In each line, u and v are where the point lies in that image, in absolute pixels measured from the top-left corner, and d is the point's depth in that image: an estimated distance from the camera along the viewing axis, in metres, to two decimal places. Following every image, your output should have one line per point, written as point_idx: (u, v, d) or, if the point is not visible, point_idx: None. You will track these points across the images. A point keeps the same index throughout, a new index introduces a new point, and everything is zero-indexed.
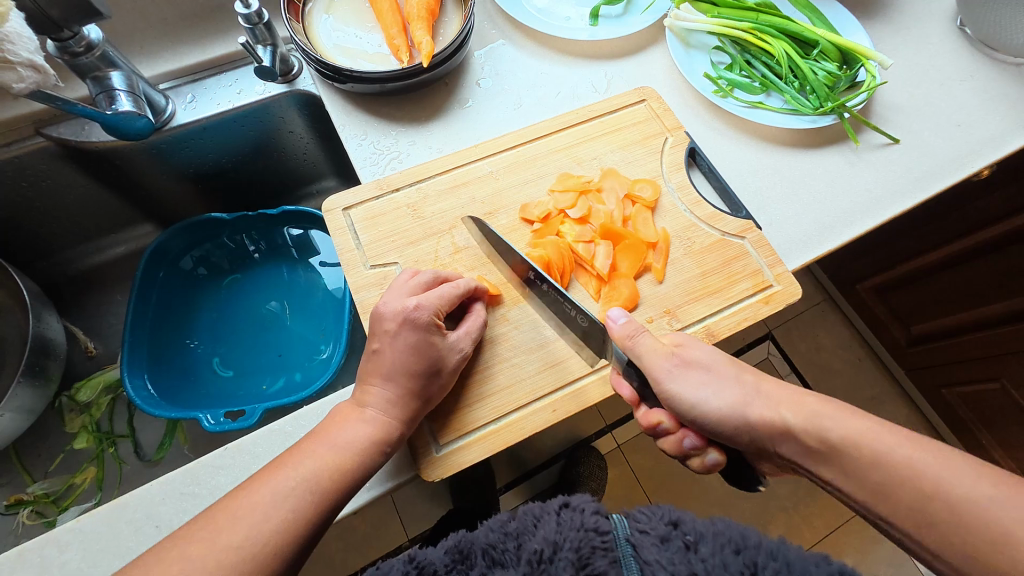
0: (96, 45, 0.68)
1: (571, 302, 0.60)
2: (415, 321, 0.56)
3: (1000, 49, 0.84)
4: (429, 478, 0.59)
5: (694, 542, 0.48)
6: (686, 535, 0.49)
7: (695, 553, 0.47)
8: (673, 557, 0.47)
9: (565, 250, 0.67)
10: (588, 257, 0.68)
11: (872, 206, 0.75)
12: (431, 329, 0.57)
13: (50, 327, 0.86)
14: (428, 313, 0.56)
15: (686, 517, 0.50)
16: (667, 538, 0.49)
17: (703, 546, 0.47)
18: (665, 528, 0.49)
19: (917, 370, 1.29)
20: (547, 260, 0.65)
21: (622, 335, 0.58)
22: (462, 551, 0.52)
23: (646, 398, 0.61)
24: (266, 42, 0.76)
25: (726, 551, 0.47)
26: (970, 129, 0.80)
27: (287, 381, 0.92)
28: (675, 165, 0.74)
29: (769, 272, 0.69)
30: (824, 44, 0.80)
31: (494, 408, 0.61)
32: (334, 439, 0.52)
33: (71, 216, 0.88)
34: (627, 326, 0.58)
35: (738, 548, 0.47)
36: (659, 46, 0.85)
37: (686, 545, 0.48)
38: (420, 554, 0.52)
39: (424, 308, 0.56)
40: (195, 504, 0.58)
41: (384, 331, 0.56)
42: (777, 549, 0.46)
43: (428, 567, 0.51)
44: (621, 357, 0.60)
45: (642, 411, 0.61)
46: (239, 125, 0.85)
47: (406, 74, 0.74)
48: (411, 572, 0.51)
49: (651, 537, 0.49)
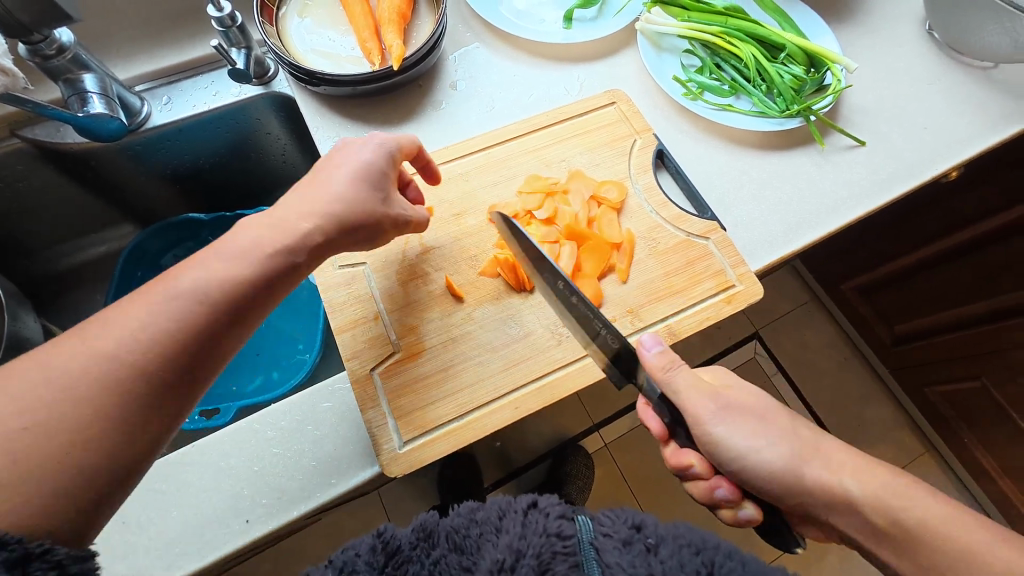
0: (68, 48, 0.69)
1: (602, 320, 0.57)
2: (387, 150, 0.59)
3: (966, 53, 0.86)
4: (392, 473, 0.60)
5: (655, 545, 0.50)
6: (647, 539, 0.51)
7: (655, 556, 0.50)
8: (633, 561, 0.50)
9: None
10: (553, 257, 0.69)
11: (838, 209, 0.76)
12: (393, 163, 0.60)
13: (27, 326, 0.87)
14: (396, 145, 0.60)
15: (648, 521, 0.52)
16: (629, 542, 0.51)
17: (662, 549, 0.50)
18: (627, 532, 0.51)
19: (899, 370, 1.30)
20: (513, 262, 0.67)
21: (657, 366, 0.58)
22: (427, 530, 0.54)
23: (677, 437, 0.61)
24: (240, 45, 0.77)
25: (685, 552, 0.50)
26: (936, 132, 0.81)
27: (265, 380, 0.94)
28: (643, 166, 0.75)
29: (733, 272, 0.70)
30: (791, 48, 0.81)
31: (457, 405, 0.62)
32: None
33: (49, 217, 0.89)
34: (662, 358, 0.59)
35: (697, 549, 0.50)
36: (631, 50, 0.87)
37: (646, 549, 0.51)
38: (389, 529, 0.53)
39: (392, 142, 0.60)
40: (163, 502, 0.59)
41: (349, 154, 0.58)
42: (733, 551, 0.49)
43: (394, 542, 0.52)
44: (653, 390, 0.59)
45: (669, 448, 0.62)
46: (215, 126, 0.86)
47: (378, 76, 0.75)
48: (378, 547, 0.51)
49: (613, 541, 0.51)
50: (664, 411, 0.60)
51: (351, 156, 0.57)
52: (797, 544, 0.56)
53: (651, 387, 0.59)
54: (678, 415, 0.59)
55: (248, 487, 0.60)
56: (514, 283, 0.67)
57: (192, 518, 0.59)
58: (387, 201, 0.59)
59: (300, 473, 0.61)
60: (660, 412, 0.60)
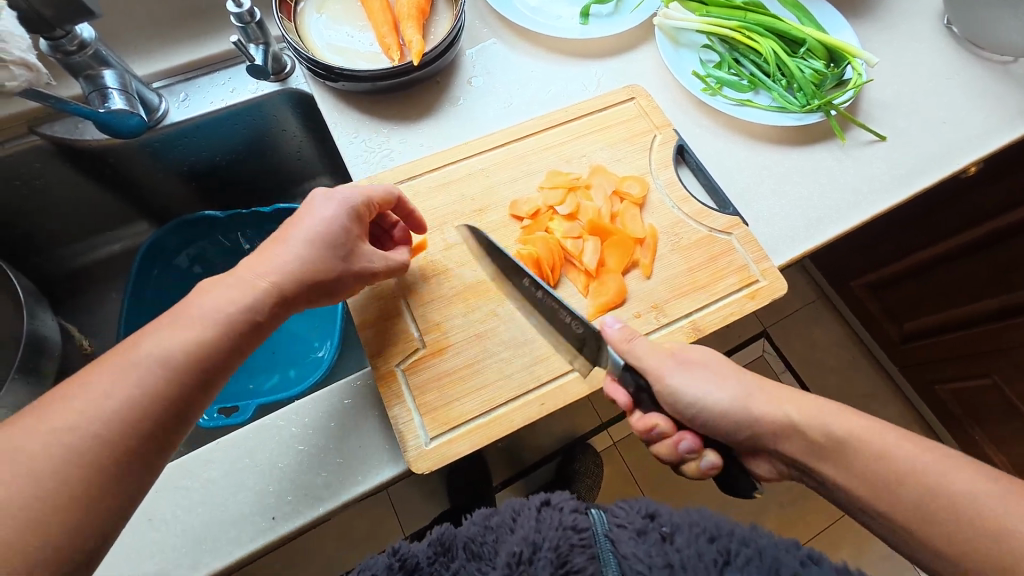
0: (89, 44, 0.69)
1: (564, 307, 0.59)
2: (351, 204, 0.58)
3: (986, 48, 0.85)
4: (418, 471, 0.60)
5: (670, 533, 0.51)
6: (661, 527, 0.51)
7: (671, 544, 0.50)
8: (649, 551, 0.50)
9: (553, 246, 0.68)
10: (577, 252, 0.69)
11: (858, 204, 0.75)
12: (361, 220, 0.59)
13: (44, 324, 0.86)
14: (365, 201, 0.59)
15: (662, 510, 0.53)
16: (644, 531, 0.52)
17: (678, 537, 0.50)
18: (642, 522, 0.52)
19: (911, 368, 1.30)
20: (538, 258, 0.67)
21: (620, 338, 0.60)
22: (445, 543, 0.55)
23: (642, 402, 0.61)
24: (258, 41, 0.77)
25: (700, 540, 0.50)
26: (956, 127, 0.81)
27: (281, 378, 0.93)
28: (664, 162, 0.75)
29: (756, 268, 0.70)
30: (811, 42, 0.81)
31: (483, 401, 0.62)
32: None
33: (66, 214, 0.88)
34: (625, 330, 0.61)
35: (712, 536, 0.50)
36: (648, 45, 0.86)
37: (662, 537, 0.51)
38: (404, 547, 0.54)
39: (361, 196, 0.59)
40: (189, 498, 0.59)
41: (314, 211, 0.57)
42: (748, 536, 0.49)
43: (411, 559, 0.54)
44: (618, 362, 0.60)
45: (634, 415, 0.62)
46: (231, 123, 0.86)
47: (397, 72, 0.75)
48: (394, 565, 0.53)
49: (629, 531, 0.52)
50: (628, 379, 0.60)
51: (313, 214, 0.57)
52: (753, 488, 0.58)
53: (615, 359, 0.60)
54: (643, 379, 0.59)
55: (273, 483, 0.60)
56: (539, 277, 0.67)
57: (218, 515, 0.58)
58: (348, 257, 0.58)
59: (326, 470, 0.61)
60: (624, 380, 0.60)
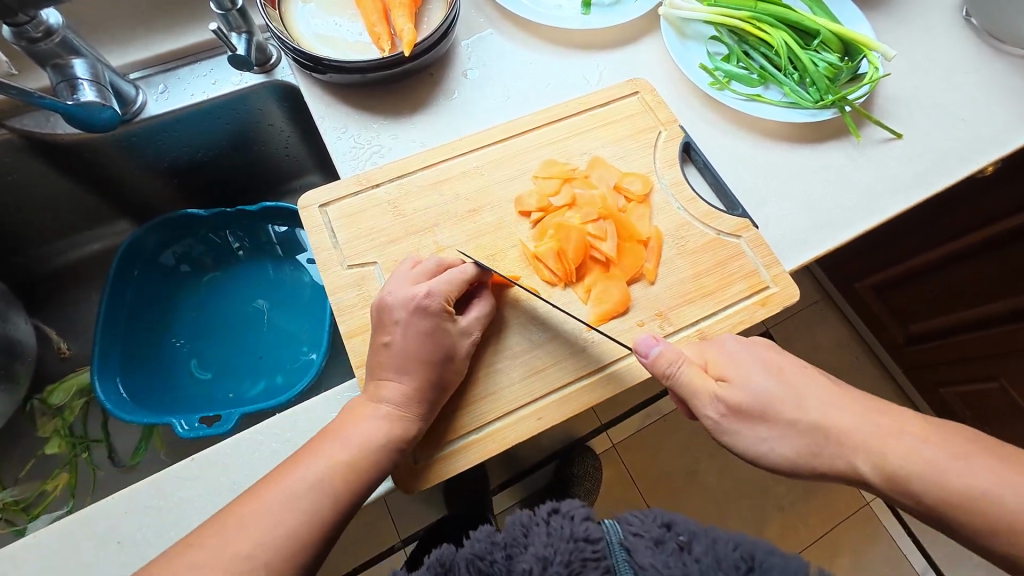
0: (55, 30, 0.66)
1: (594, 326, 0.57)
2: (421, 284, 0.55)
3: (1007, 41, 0.81)
4: (410, 490, 0.56)
5: (688, 543, 0.49)
6: (679, 537, 0.50)
7: (689, 555, 0.48)
8: (667, 561, 0.48)
9: (579, 242, 0.64)
10: (589, 249, 0.65)
11: (873, 205, 0.72)
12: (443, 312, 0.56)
13: (16, 328, 0.85)
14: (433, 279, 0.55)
15: (677, 518, 0.51)
16: (661, 541, 0.50)
17: (696, 546, 0.49)
18: (658, 531, 0.50)
19: (917, 370, 1.26)
20: (559, 250, 0.64)
21: (658, 365, 0.55)
22: (445, 565, 0.50)
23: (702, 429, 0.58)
24: (240, 29, 0.73)
25: (722, 548, 0.48)
26: (975, 124, 0.76)
27: (269, 384, 0.89)
28: (669, 160, 0.71)
29: (767, 273, 0.66)
30: (825, 34, 0.77)
31: (477, 416, 0.58)
32: (346, 434, 0.51)
33: (41, 212, 0.85)
34: (661, 356, 0.55)
35: (736, 543, 0.48)
36: (652, 37, 0.82)
37: (679, 546, 0.49)
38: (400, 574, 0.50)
39: (435, 295, 0.56)
40: (159, 519, 0.56)
41: (395, 322, 0.55)
42: (773, 547, 0.48)
43: None
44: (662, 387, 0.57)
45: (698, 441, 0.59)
46: (215, 117, 0.82)
47: (387, 63, 0.71)
48: None
49: (645, 540, 0.50)
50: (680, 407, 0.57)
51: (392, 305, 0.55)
52: None
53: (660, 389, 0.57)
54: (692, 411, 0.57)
55: None
56: (557, 273, 0.64)
57: None
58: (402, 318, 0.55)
59: None
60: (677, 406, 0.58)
